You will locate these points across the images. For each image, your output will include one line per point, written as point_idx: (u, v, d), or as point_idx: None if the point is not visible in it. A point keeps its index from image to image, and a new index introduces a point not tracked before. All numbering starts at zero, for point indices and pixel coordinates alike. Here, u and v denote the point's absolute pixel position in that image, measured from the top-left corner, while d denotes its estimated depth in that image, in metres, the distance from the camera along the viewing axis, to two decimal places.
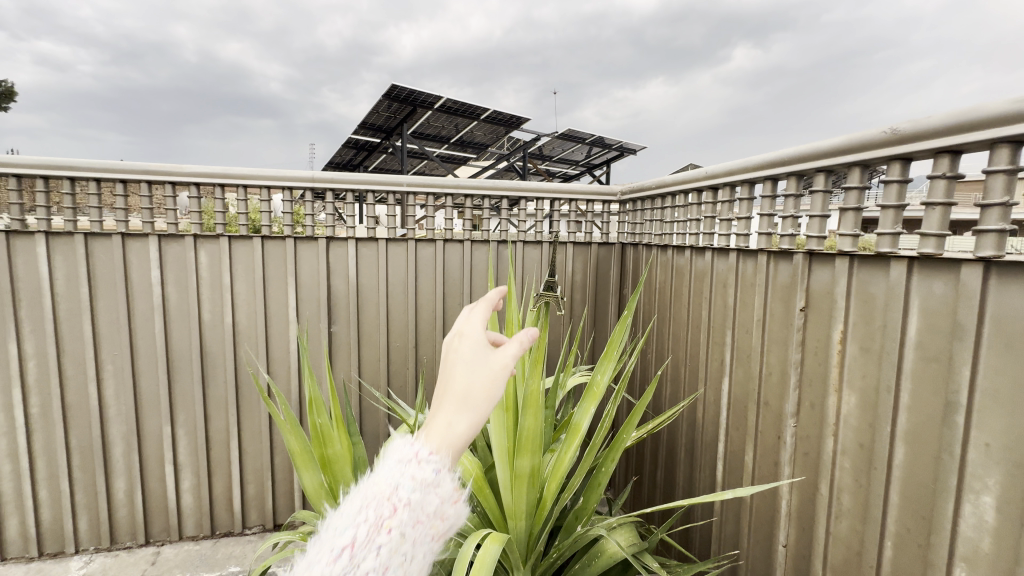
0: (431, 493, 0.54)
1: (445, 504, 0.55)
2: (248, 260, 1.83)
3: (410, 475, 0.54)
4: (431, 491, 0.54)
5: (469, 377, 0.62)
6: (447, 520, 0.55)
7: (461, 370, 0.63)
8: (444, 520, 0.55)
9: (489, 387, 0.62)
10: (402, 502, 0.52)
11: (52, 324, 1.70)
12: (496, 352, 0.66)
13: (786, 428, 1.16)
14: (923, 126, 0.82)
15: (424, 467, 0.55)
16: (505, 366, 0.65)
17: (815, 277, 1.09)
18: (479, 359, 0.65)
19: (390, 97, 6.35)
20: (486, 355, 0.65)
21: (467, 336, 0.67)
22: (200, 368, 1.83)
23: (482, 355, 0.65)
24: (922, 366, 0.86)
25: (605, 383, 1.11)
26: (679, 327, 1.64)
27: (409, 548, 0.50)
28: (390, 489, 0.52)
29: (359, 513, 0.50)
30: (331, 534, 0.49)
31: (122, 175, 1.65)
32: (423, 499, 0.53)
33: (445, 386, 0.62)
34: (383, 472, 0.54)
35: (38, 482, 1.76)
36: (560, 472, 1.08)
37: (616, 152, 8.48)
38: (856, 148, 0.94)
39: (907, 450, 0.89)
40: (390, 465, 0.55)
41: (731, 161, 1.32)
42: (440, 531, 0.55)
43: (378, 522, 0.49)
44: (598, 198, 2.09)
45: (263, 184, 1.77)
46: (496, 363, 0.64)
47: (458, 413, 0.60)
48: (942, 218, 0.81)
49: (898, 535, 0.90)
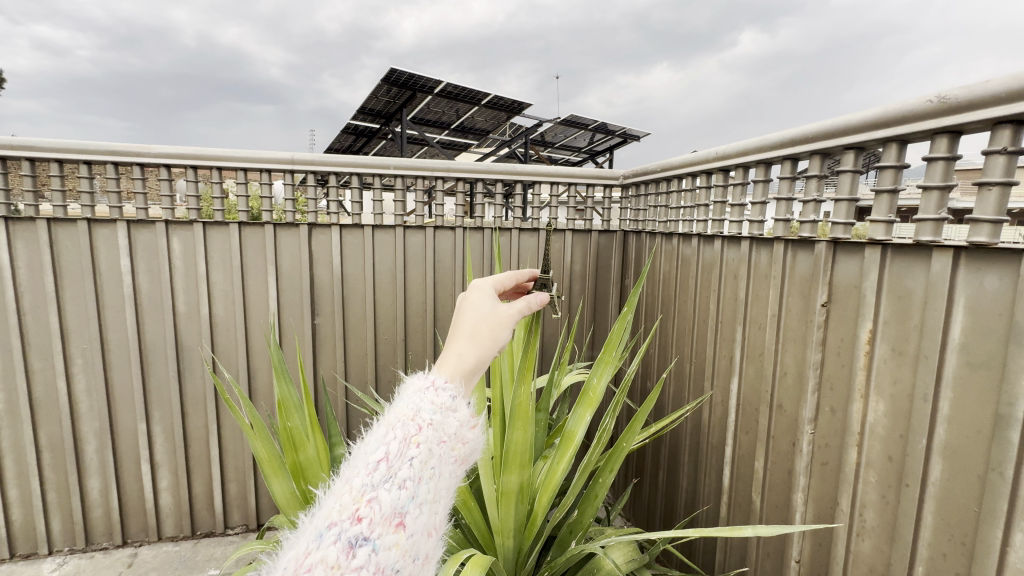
0: (450, 415, 0.52)
1: (466, 425, 0.53)
2: (225, 249, 1.72)
3: (429, 398, 0.52)
4: (451, 415, 0.52)
5: (478, 312, 0.62)
6: (471, 442, 0.54)
7: (472, 307, 0.63)
8: (464, 443, 0.53)
9: (497, 326, 0.62)
10: (426, 421, 0.50)
11: (15, 315, 1.60)
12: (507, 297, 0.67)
13: (801, 435, 1.05)
14: (981, 91, 0.69)
15: (441, 394, 0.52)
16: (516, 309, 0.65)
17: (838, 270, 0.97)
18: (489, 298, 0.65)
19: (388, 81, 6.18)
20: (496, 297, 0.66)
21: (480, 283, 0.67)
22: (176, 362, 1.73)
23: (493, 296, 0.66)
24: (968, 372, 0.75)
25: (603, 387, 1.00)
26: (684, 322, 1.53)
27: (437, 464, 0.49)
28: (413, 410, 0.50)
29: (384, 435, 0.48)
30: (360, 449, 0.48)
31: (86, 156, 1.53)
32: (444, 419, 0.51)
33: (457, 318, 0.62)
34: (402, 395, 0.52)
35: (7, 481, 1.68)
36: (553, 485, 0.98)
37: (620, 138, 8.31)
38: (893, 122, 0.82)
39: (943, 464, 0.78)
40: (408, 392, 0.52)
41: (744, 141, 1.20)
42: (467, 450, 0.54)
43: (405, 440, 0.48)
44: (599, 183, 1.96)
45: (240, 166, 1.65)
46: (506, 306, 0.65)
47: (467, 345, 0.59)
48: (999, 201, 0.69)
49: (932, 560, 0.80)
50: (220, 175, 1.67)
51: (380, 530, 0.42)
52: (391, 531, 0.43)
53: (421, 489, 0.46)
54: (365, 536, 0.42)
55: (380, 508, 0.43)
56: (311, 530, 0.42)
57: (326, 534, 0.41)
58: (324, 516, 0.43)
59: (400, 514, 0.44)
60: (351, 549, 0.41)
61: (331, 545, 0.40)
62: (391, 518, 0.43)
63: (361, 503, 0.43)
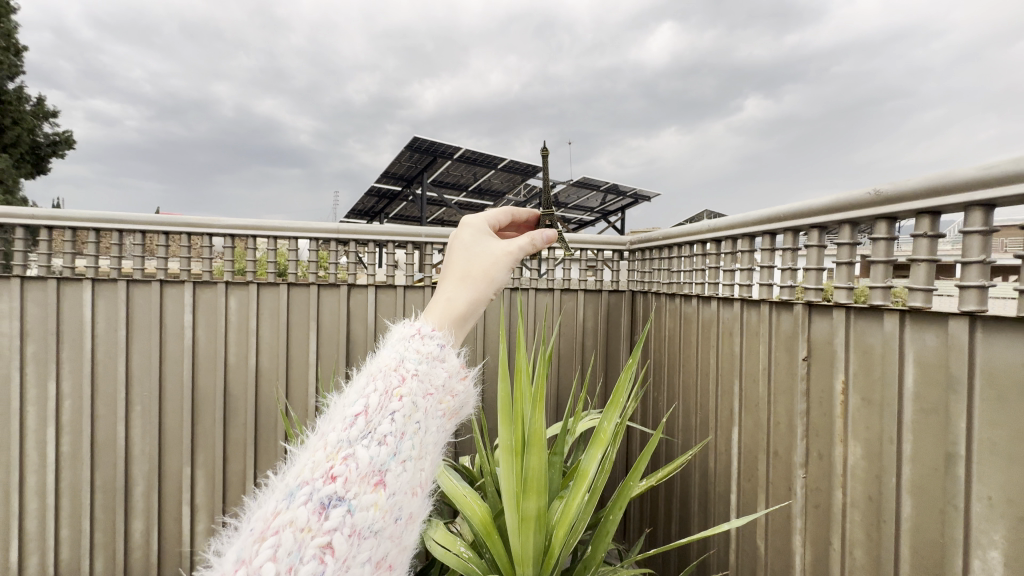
0: (437, 366, 0.65)
1: (453, 377, 0.67)
2: (274, 305, 1.93)
3: (414, 350, 0.64)
4: (438, 364, 0.65)
5: (472, 259, 0.80)
6: (458, 393, 0.68)
7: (466, 257, 0.81)
8: (454, 396, 0.67)
9: (490, 268, 0.80)
10: (409, 372, 0.61)
11: (89, 364, 1.81)
12: (495, 245, 0.85)
13: (796, 479, 1.15)
14: (906, 188, 0.87)
15: (428, 342, 0.66)
16: (504, 259, 0.83)
17: (815, 328, 1.12)
18: (481, 249, 0.83)
19: (412, 148, 6.77)
20: (488, 246, 0.84)
21: (473, 231, 0.86)
22: (222, 410, 1.90)
23: (483, 247, 0.84)
24: (922, 417, 0.87)
25: (613, 429, 1.13)
26: (689, 374, 1.66)
27: (421, 419, 0.60)
28: (395, 362, 0.62)
29: (365, 389, 0.59)
30: (345, 407, 0.58)
31: (166, 228, 1.80)
32: (429, 370, 0.63)
33: (454, 265, 0.79)
34: (389, 352, 0.64)
35: (61, 521, 1.81)
36: (568, 518, 1.09)
37: (630, 198, 8.79)
38: (846, 207, 1.01)
39: (912, 501, 0.89)
40: (394, 342, 0.65)
41: (733, 215, 1.40)
42: (455, 403, 0.67)
43: (387, 394, 0.59)
44: (608, 246, 2.18)
45: (293, 235, 1.91)
46: (495, 254, 0.83)
47: (459, 287, 0.76)
48: (928, 273, 0.85)
49: None
50: (275, 242, 1.92)
51: (356, 490, 0.51)
52: (370, 490, 0.52)
53: (403, 446, 0.56)
54: (340, 496, 0.50)
55: (357, 466, 0.52)
56: (289, 489, 0.51)
57: (298, 494, 0.50)
58: (299, 473, 0.52)
59: (379, 472, 0.53)
60: (323, 510, 0.49)
61: (302, 506, 0.48)
62: (369, 477, 0.53)
63: (337, 461, 0.52)
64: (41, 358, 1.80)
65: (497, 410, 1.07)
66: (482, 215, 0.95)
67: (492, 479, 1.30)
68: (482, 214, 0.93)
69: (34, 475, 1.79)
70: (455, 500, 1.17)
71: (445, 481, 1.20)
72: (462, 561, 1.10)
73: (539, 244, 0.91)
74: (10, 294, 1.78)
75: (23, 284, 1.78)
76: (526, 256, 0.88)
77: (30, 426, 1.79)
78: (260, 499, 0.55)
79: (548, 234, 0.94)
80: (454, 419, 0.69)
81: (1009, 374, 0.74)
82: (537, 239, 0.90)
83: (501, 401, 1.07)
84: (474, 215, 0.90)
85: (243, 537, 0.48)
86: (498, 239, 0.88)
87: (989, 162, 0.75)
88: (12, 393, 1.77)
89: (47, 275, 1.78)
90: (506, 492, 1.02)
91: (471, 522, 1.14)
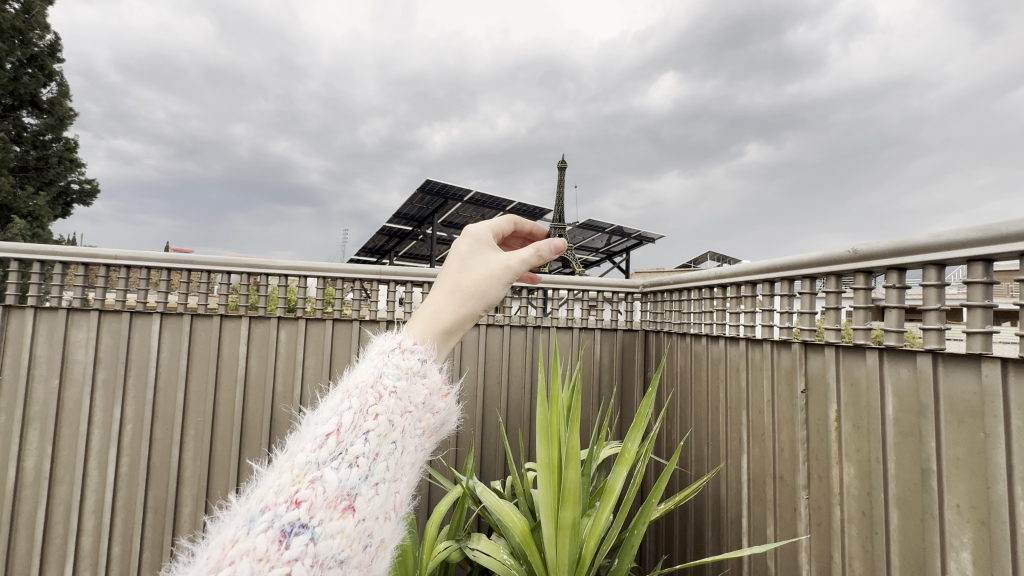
0: (418, 381, 0.59)
1: (435, 394, 0.61)
2: (320, 339, 2.15)
3: (394, 364, 0.59)
4: (418, 380, 0.60)
5: (463, 271, 0.72)
6: (440, 411, 0.62)
7: (460, 267, 0.73)
8: (434, 414, 0.61)
9: (484, 283, 0.72)
10: (387, 389, 0.56)
11: (152, 392, 2.02)
12: (494, 256, 0.77)
13: (801, 501, 1.28)
14: (875, 248, 1.07)
15: (409, 357, 0.60)
16: (500, 273, 0.74)
17: (811, 363, 1.29)
18: (475, 260, 0.75)
19: (425, 190, 7.06)
20: (485, 257, 0.76)
21: (477, 235, 0.80)
22: (266, 431, 2.07)
23: (479, 258, 0.75)
24: (901, 439, 1.01)
25: (637, 450, 1.26)
26: (701, 407, 1.81)
27: (398, 438, 0.54)
28: (373, 378, 0.57)
29: (339, 406, 0.54)
30: (318, 426, 0.53)
31: (227, 267, 2.06)
32: (408, 387, 0.58)
33: (445, 274, 0.72)
34: (367, 365, 0.59)
35: (113, 539, 1.96)
36: (598, 531, 1.23)
37: (635, 240, 9.20)
38: (832, 262, 1.20)
39: (899, 514, 1.01)
40: (373, 355, 0.60)
41: (737, 265, 1.60)
42: (437, 420, 0.62)
43: (361, 412, 0.53)
44: (621, 289, 2.37)
45: (327, 274, 2.14)
46: (490, 267, 0.74)
47: (445, 299, 0.69)
48: (898, 318, 1.05)
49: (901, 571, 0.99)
50: (308, 280, 2.16)
51: (321, 517, 0.46)
52: (337, 517, 0.46)
53: (376, 468, 0.50)
54: (304, 523, 0.45)
55: (323, 491, 0.47)
56: (251, 515, 0.46)
57: (258, 521, 0.44)
58: (261, 499, 0.47)
59: (349, 497, 0.48)
60: (285, 539, 0.44)
61: (261, 534, 0.43)
62: (337, 503, 0.47)
63: (302, 484, 0.47)
64: (109, 383, 2.02)
65: (537, 434, 1.20)
66: (490, 224, 0.86)
67: (524, 498, 1.46)
68: (489, 221, 0.84)
69: (93, 493, 1.96)
70: (498, 514, 1.31)
71: (488, 498, 1.34)
72: (507, 567, 1.27)
73: (548, 252, 0.79)
74: (87, 325, 2.02)
75: (99, 316, 2.03)
76: (529, 271, 0.77)
77: (94, 446, 1.98)
78: (221, 525, 0.50)
79: (560, 244, 0.83)
80: (435, 438, 0.62)
81: (964, 400, 0.90)
82: (546, 251, 0.80)
83: (540, 426, 1.21)
84: (478, 223, 0.82)
85: (196, 566, 0.43)
86: (500, 250, 0.79)
87: (937, 231, 0.94)
88: (81, 417, 1.98)
89: (122, 308, 2.04)
90: (545, 507, 1.18)
91: (511, 534, 1.29)
